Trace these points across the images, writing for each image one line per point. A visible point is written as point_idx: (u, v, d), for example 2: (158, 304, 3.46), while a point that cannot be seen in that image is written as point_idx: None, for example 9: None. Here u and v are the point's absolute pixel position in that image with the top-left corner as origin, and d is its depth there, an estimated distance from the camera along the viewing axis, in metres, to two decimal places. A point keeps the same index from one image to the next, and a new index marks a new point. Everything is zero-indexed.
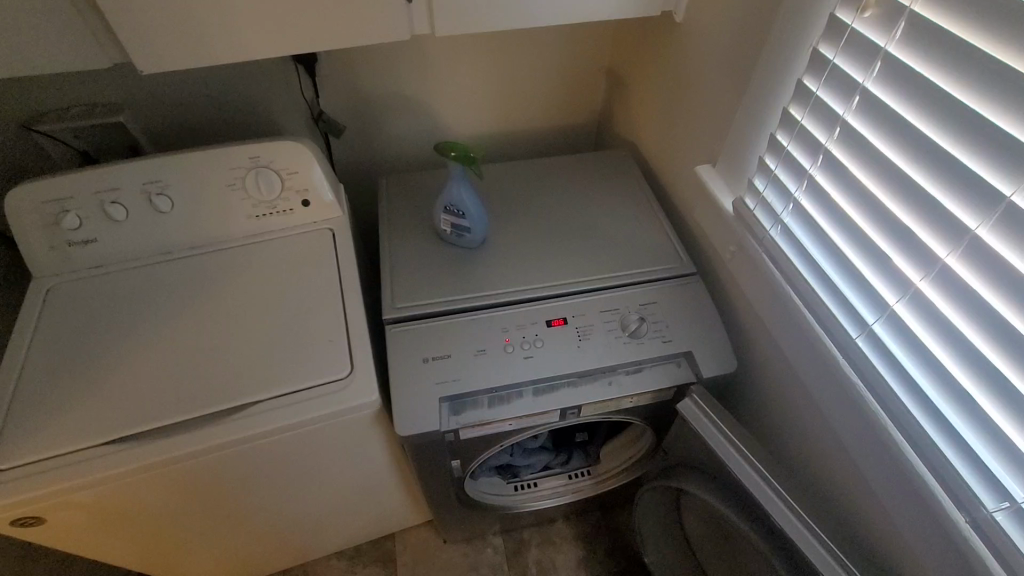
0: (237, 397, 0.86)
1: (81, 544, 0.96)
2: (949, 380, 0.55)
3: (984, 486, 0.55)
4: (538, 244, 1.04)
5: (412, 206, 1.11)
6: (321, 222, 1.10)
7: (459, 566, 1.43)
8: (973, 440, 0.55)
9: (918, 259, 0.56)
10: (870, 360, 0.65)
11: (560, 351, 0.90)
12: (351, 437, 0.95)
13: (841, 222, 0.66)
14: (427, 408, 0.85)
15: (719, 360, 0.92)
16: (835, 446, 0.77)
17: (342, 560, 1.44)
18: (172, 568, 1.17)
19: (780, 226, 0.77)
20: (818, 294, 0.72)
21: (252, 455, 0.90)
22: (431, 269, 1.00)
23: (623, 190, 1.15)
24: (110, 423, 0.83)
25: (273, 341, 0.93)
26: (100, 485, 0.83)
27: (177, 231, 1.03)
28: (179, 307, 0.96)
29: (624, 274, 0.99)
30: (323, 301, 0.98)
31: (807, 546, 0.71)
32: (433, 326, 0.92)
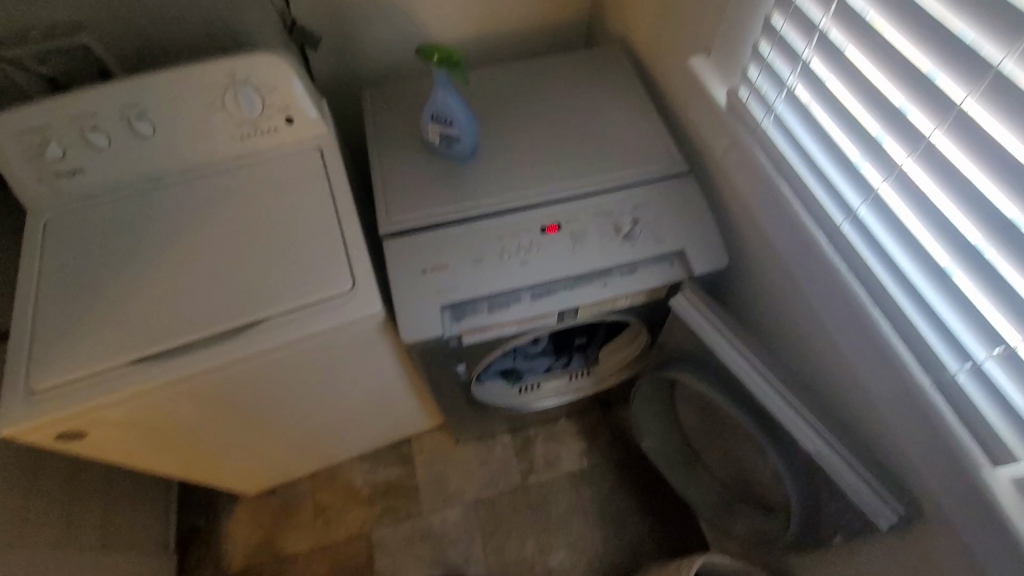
0: (247, 315, 0.90)
1: (123, 455, 1.05)
2: (927, 257, 0.57)
3: (951, 350, 0.58)
4: (530, 151, 1.03)
5: (399, 118, 1.08)
6: (307, 139, 1.08)
7: (473, 462, 1.56)
8: (944, 312, 0.57)
9: (905, 136, 0.56)
10: (854, 243, 0.67)
11: (555, 255, 0.93)
12: (360, 348, 1.00)
13: (833, 105, 0.64)
14: (429, 315, 0.89)
15: (711, 257, 0.94)
16: (816, 331, 0.81)
17: (365, 462, 1.57)
18: (210, 474, 1.28)
19: (773, 114, 0.76)
20: (808, 184, 0.72)
21: (268, 369, 0.95)
22: (424, 182, 0.99)
23: (616, 89, 1.11)
24: (132, 344, 0.88)
25: (274, 261, 0.95)
26: (132, 400, 0.89)
27: (163, 156, 1.01)
28: (177, 233, 0.98)
29: (617, 176, 0.99)
30: (318, 221, 0.99)
31: (786, 417, 0.77)
32: (429, 238, 0.94)
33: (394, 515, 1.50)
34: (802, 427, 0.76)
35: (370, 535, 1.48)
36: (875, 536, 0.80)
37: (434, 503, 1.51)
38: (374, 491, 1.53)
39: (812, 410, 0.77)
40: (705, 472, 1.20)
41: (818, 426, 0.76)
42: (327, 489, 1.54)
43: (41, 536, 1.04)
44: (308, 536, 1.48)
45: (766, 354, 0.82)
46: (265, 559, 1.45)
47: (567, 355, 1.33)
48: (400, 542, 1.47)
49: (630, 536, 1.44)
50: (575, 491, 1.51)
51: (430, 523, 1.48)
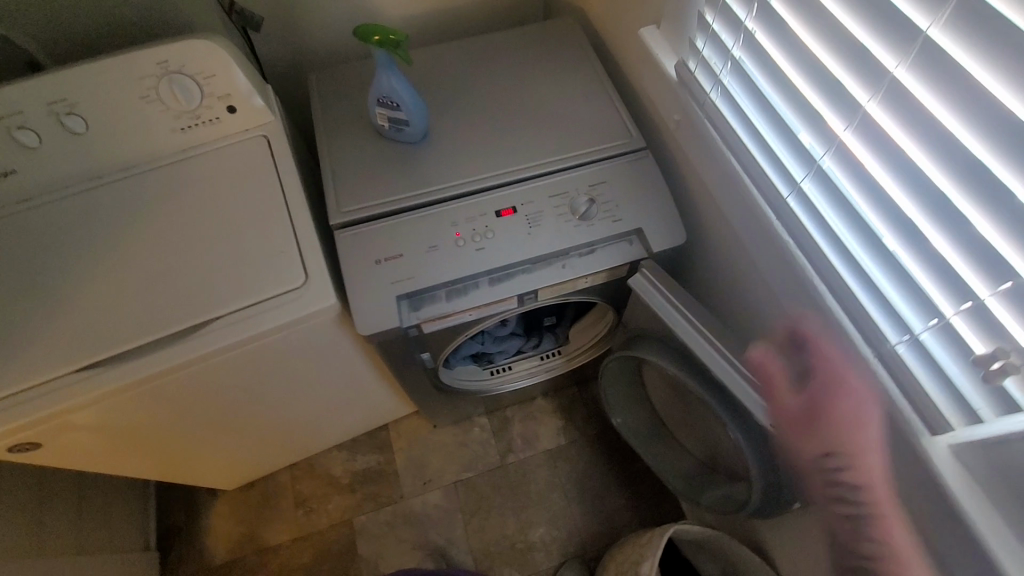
0: (197, 315, 0.88)
1: (87, 461, 1.03)
2: (867, 229, 0.57)
3: (890, 322, 0.58)
4: (483, 131, 1.00)
5: (347, 102, 1.04)
6: (252, 128, 1.04)
7: (451, 445, 1.57)
8: (883, 284, 0.58)
9: (842, 108, 0.54)
10: (800, 218, 0.66)
11: (511, 239, 0.91)
12: (320, 342, 0.98)
13: (776, 77, 0.63)
14: (385, 306, 0.87)
15: (670, 234, 0.93)
16: (770, 305, 0.81)
17: (343, 451, 1.57)
18: (183, 473, 1.27)
19: (719, 87, 0.74)
20: (755, 158, 0.71)
21: (226, 368, 0.94)
22: (375, 169, 0.96)
23: (570, 63, 1.08)
24: (80, 350, 0.85)
25: (223, 258, 0.92)
26: (86, 407, 0.87)
27: (100, 152, 0.97)
28: (120, 233, 0.94)
29: (573, 155, 0.97)
30: (267, 213, 0.96)
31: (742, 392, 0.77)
32: (381, 227, 0.91)
33: (374, 501, 1.51)
34: (759, 403, 0.77)
35: (352, 522, 1.49)
36: None
37: (414, 487, 1.52)
38: (354, 479, 1.54)
39: (771, 385, 0.77)
40: (676, 444, 1.23)
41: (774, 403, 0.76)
42: (306, 480, 1.54)
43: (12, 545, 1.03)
44: (290, 526, 1.48)
45: (724, 330, 0.82)
46: (247, 551, 1.46)
47: (538, 335, 1.30)
48: (383, 527, 1.48)
49: (607, 509, 1.46)
50: (553, 468, 1.53)
51: (411, 507, 1.50)
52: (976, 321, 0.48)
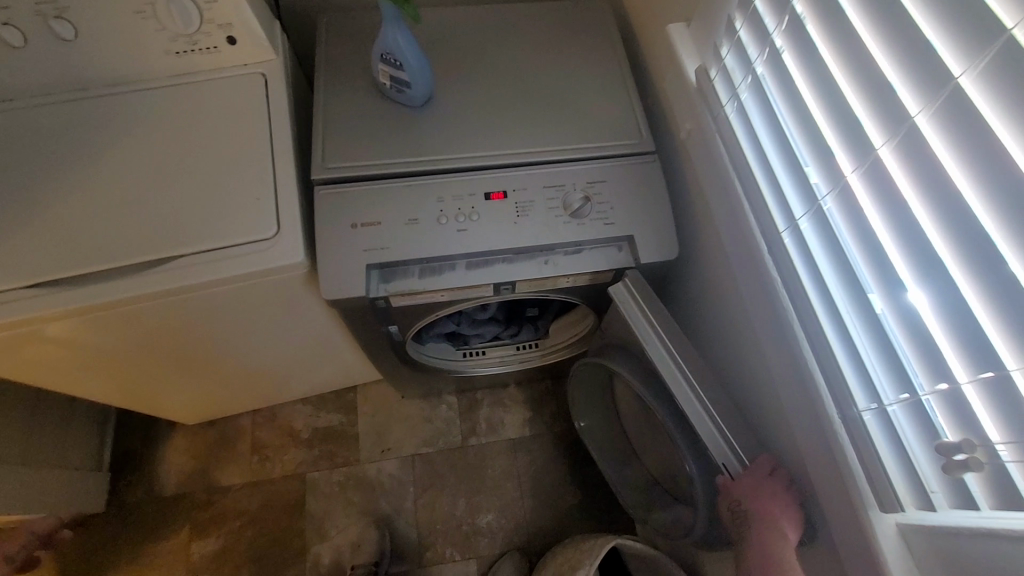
0: (161, 251, 0.85)
1: (42, 377, 1.02)
2: (855, 284, 0.53)
3: (862, 386, 0.55)
4: (489, 106, 0.94)
5: (352, 52, 0.98)
6: (252, 64, 0.99)
7: (415, 417, 1.55)
8: (862, 344, 0.54)
9: (854, 148, 0.49)
10: (791, 256, 0.62)
11: (496, 224, 0.87)
12: (287, 297, 0.95)
13: (794, 101, 0.57)
14: (353, 273, 0.84)
15: (662, 247, 0.88)
16: (748, 340, 0.77)
17: (308, 405, 1.56)
18: (144, 402, 1.27)
19: (736, 101, 0.69)
20: (758, 185, 0.66)
21: (186, 309, 0.91)
22: (368, 128, 0.92)
23: (594, 48, 1.01)
24: (38, 266, 0.83)
25: (198, 196, 0.89)
26: (37, 325, 0.85)
27: (89, 63, 0.93)
28: (96, 153, 0.91)
29: (577, 147, 0.92)
30: (250, 156, 0.92)
31: (701, 425, 0.74)
32: (364, 190, 0.87)
33: (330, 460, 1.50)
34: (716, 442, 0.73)
35: (304, 476, 1.49)
36: None
37: (371, 453, 1.51)
38: (314, 434, 1.53)
39: (731, 424, 0.74)
40: (637, 460, 1.21)
41: (730, 443, 0.73)
42: (267, 427, 1.53)
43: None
44: (243, 471, 1.49)
45: (697, 357, 0.79)
46: (197, 488, 1.47)
47: (517, 325, 1.26)
48: (333, 486, 1.48)
49: (558, 507, 1.46)
50: (512, 457, 1.51)
51: (364, 472, 1.49)
52: (949, 404, 0.45)
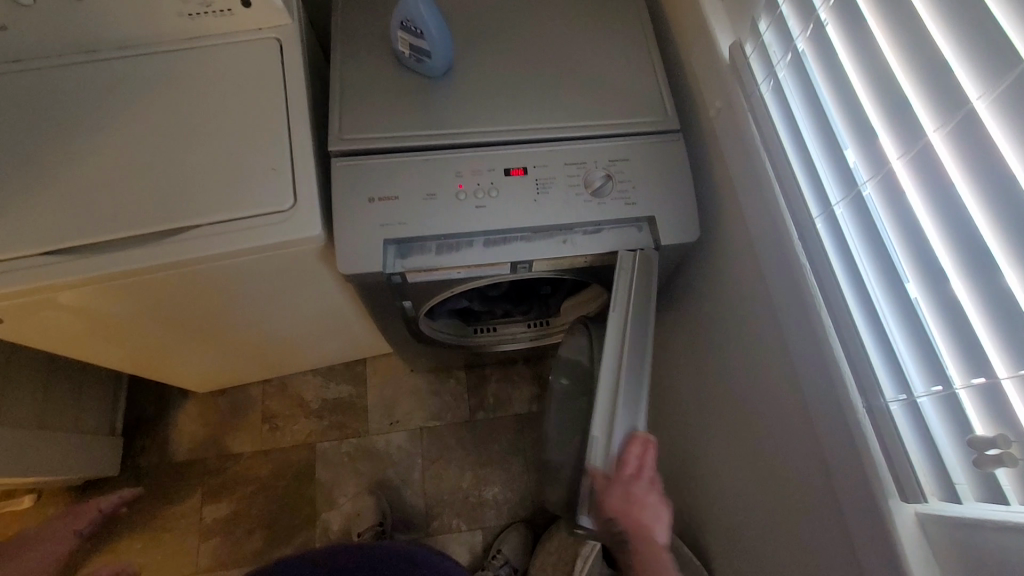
0: (175, 221, 0.84)
1: (56, 344, 1.02)
2: (891, 274, 0.52)
3: (890, 378, 0.54)
4: (510, 78, 0.91)
5: (370, 18, 0.95)
6: (266, 28, 0.96)
7: (422, 391, 1.57)
8: (895, 335, 0.53)
9: (901, 133, 0.48)
10: (823, 243, 0.61)
11: (515, 201, 0.85)
12: (301, 270, 0.94)
13: (836, 82, 0.56)
14: (369, 247, 0.83)
15: (682, 229, 0.87)
16: (766, 326, 0.76)
17: (317, 376, 1.58)
18: (158, 370, 1.28)
19: (772, 80, 0.67)
20: (792, 168, 0.64)
21: (200, 280, 0.90)
22: (384, 97, 0.89)
23: (620, 19, 0.97)
24: (53, 233, 0.82)
25: (212, 164, 0.87)
26: (52, 292, 0.85)
27: (100, 24, 0.90)
28: (108, 118, 0.89)
29: (599, 124, 0.89)
30: (265, 126, 0.90)
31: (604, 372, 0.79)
32: (382, 163, 0.86)
33: (339, 431, 1.52)
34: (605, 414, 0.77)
35: (314, 446, 1.51)
36: (772, 533, 0.81)
37: (379, 425, 1.53)
38: (323, 405, 1.55)
39: (629, 403, 0.78)
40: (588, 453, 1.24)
41: (616, 416, 0.76)
42: (276, 397, 1.55)
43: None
44: (254, 439, 1.51)
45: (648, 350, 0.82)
46: (209, 454, 1.49)
47: (529, 303, 1.27)
48: (343, 456, 1.50)
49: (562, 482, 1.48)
50: (518, 433, 1.53)
51: (373, 443, 1.51)
52: (984, 398, 0.44)
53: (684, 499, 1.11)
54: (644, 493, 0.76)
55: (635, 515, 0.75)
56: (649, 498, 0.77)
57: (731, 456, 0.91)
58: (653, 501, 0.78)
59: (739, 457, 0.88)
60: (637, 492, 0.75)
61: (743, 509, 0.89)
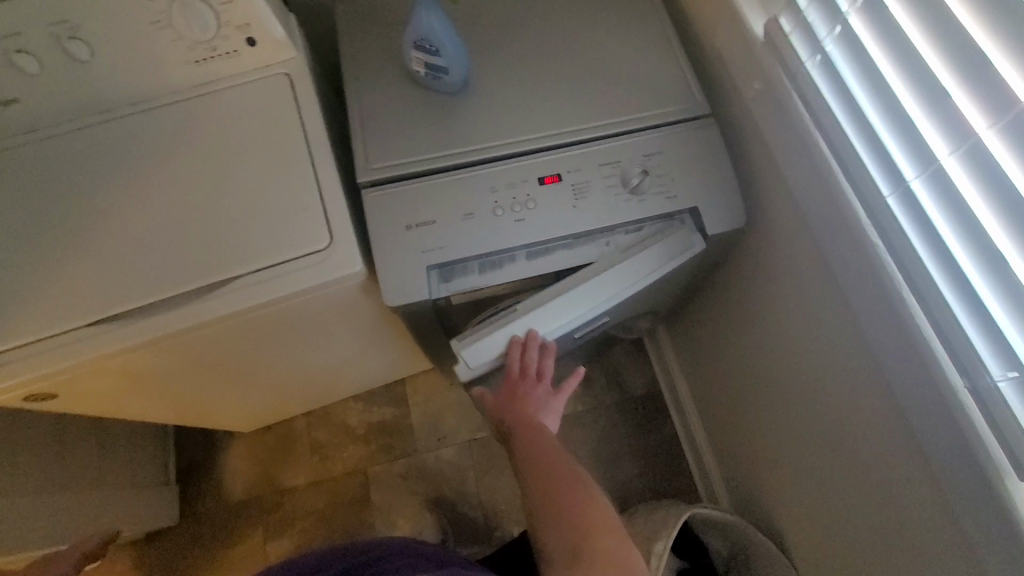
0: (214, 273, 0.83)
1: (107, 407, 1.02)
2: (987, 248, 0.49)
3: (995, 356, 0.52)
4: (530, 83, 0.89)
5: (379, 40, 0.93)
6: (274, 63, 0.94)
7: (465, 404, 1.56)
8: (997, 311, 0.51)
9: (989, 100, 0.46)
10: (899, 221, 0.58)
11: (553, 209, 0.83)
12: (343, 305, 0.93)
13: (902, 54, 0.53)
14: (414, 276, 0.81)
15: (728, 216, 0.84)
16: (834, 308, 0.73)
17: (359, 402, 1.57)
18: (206, 416, 1.28)
19: (820, 56, 0.64)
20: (852, 146, 0.62)
21: (245, 329, 0.89)
22: (406, 119, 0.87)
23: (632, 7, 0.94)
24: (95, 302, 0.81)
25: (241, 212, 0.85)
26: (102, 361, 0.84)
27: (110, 83, 0.89)
28: (131, 178, 0.87)
29: (629, 119, 0.86)
30: (289, 164, 0.88)
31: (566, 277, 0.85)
32: (414, 188, 0.84)
33: (388, 453, 1.52)
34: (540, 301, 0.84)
35: (366, 471, 1.50)
36: (864, 515, 0.79)
37: (428, 442, 1.53)
38: (369, 429, 1.54)
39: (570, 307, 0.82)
40: None
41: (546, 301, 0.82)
42: (322, 427, 1.55)
43: (20, 487, 1.05)
44: (305, 471, 1.51)
45: (616, 291, 0.83)
46: (263, 492, 1.49)
47: None
48: (396, 477, 1.50)
49: None
50: None
51: (424, 461, 1.51)
52: None
53: (758, 485, 1.09)
54: (528, 391, 0.86)
55: (521, 411, 0.86)
56: (538, 392, 0.86)
57: (804, 440, 0.89)
58: (541, 396, 0.87)
59: (817, 440, 0.85)
60: (520, 389, 0.86)
61: (823, 493, 0.88)
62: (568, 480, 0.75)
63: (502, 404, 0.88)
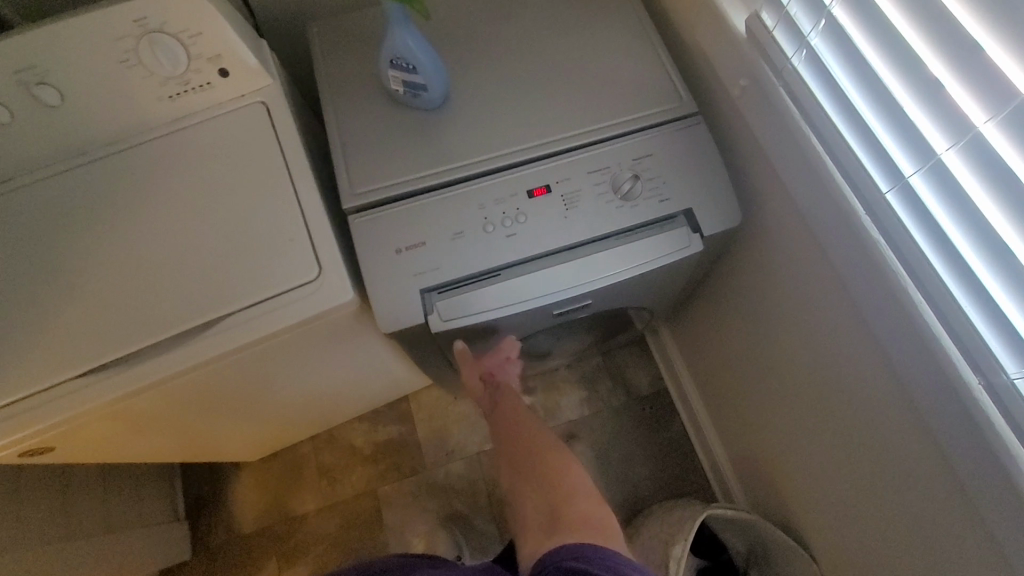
0: (204, 313, 0.81)
1: (107, 453, 1.00)
2: (993, 243, 0.48)
3: (1009, 352, 0.50)
4: (511, 94, 0.87)
5: (355, 61, 0.91)
6: (249, 93, 0.92)
7: (471, 416, 1.54)
8: (1008, 307, 0.49)
9: (985, 92, 0.44)
10: (901, 217, 0.57)
11: (545, 221, 0.81)
12: (340, 333, 0.91)
13: (890, 48, 0.52)
14: (408, 301, 0.80)
15: (724, 216, 0.82)
16: (839, 303, 0.72)
17: (364, 422, 1.56)
18: (210, 450, 1.26)
19: (805, 51, 0.62)
20: (846, 142, 0.60)
21: (240, 366, 0.88)
22: (388, 140, 0.85)
23: (609, 9, 0.92)
24: (85, 352, 0.79)
25: (228, 247, 0.84)
26: (96, 411, 0.82)
27: (83, 126, 0.87)
28: (114, 221, 0.85)
29: (614, 123, 0.85)
30: (272, 195, 0.86)
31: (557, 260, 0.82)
32: (401, 210, 0.82)
33: (397, 472, 1.50)
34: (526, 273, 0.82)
35: (377, 492, 1.49)
36: (885, 511, 0.77)
37: (437, 457, 1.51)
38: (377, 448, 1.53)
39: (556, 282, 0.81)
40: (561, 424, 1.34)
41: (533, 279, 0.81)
42: (328, 450, 1.53)
43: (26, 539, 1.03)
44: (315, 496, 1.49)
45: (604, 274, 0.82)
46: (274, 520, 1.48)
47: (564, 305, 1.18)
48: (408, 496, 1.48)
49: None
50: None
51: (435, 477, 1.49)
52: None
53: (773, 480, 1.07)
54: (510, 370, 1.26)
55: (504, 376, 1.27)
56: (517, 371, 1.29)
57: (816, 435, 0.88)
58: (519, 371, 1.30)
59: (831, 436, 0.84)
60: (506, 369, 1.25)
61: (841, 487, 0.86)
62: (559, 479, 1.06)
63: (497, 409, 1.26)
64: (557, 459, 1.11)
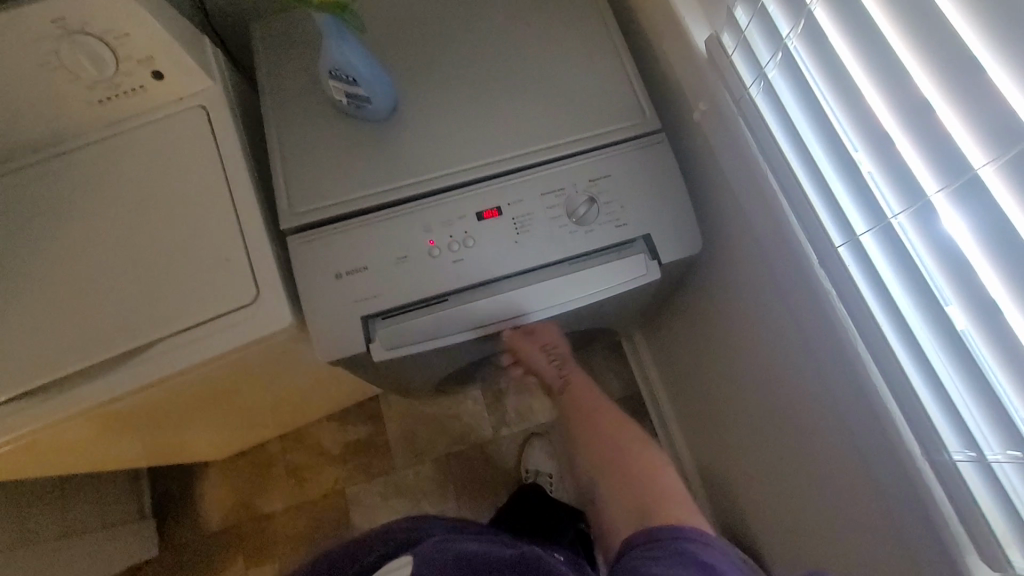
0: (136, 337, 0.77)
1: (53, 468, 0.98)
2: (942, 318, 0.45)
3: (954, 430, 0.48)
4: (464, 105, 0.82)
5: (299, 64, 0.85)
6: (187, 97, 0.86)
7: (441, 416, 1.52)
8: (954, 385, 0.47)
9: (940, 162, 0.41)
10: (852, 274, 0.53)
11: (494, 246, 0.77)
12: (285, 352, 0.88)
13: (846, 98, 0.48)
14: (349, 329, 0.76)
15: (684, 242, 0.78)
16: (793, 341, 0.69)
17: (333, 421, 1.54)
18: (173, 455, 1.24)
19: (763, 82, 0.58)
20: (801, 187, 0.56)
21: (180, 387, 0.84)
22: (331, 153, 0.80)
23: (573, 12, 0.86)
24: (10, 378, 0.76)
25: (162, 265, 0.79)
26: (27, 437, 0.79)
27: (7, 131, 0.81)
28: (42, 236, 0.81)
29: (571, 140, 0.80)
30: (210, 210, 0.81)
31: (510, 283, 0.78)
32: (342, 231, 0.77)
33: (366, 473, 1.49)
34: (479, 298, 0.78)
35: (345, 493, 1.48)
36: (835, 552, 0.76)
37: (405, 458, 1.50)
38: (345, 449, 1.52)
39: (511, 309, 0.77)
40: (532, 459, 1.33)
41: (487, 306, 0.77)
42: (296, 450, 1.52)
43: None
44: (283, 496, 1.49)
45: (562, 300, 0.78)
46: (242, 519, 1.48)
47: None
48: (376, 498, 1.47)
49: None
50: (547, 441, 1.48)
51: (404, 478, 1.48)
52: None
53: (736, 500, 1.06)
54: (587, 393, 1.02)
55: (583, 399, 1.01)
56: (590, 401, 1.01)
57: (773, 465, 0.86)
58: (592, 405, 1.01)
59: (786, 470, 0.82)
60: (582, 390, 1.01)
61: (795, 520, 0.84)
62: (650, 482, 0.80)
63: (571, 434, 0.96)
64: (638, 448, 0.88)
